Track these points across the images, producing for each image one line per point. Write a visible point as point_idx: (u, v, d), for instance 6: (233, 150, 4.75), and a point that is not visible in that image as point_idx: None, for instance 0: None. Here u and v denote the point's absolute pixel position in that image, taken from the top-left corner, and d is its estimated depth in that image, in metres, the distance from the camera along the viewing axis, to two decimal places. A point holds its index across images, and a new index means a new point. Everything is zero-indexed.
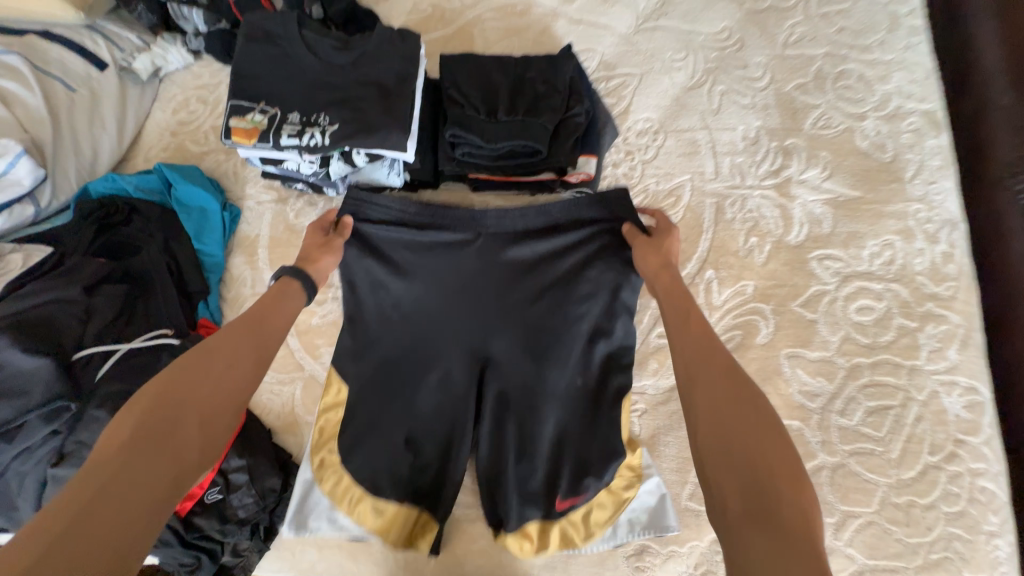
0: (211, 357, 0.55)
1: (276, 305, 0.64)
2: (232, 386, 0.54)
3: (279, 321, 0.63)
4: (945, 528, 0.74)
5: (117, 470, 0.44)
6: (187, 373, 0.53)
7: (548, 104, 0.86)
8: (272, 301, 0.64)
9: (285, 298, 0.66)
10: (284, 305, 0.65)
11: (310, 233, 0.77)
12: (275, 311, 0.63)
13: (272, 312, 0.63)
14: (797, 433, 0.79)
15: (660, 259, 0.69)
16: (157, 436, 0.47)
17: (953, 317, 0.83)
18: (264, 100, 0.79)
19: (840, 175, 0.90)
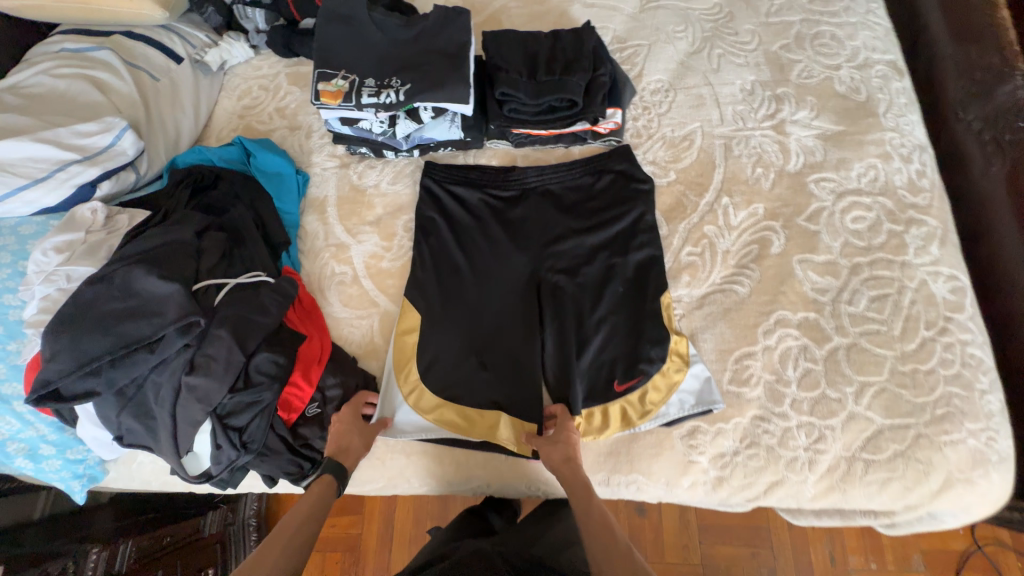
0: (271, 550, 0.73)
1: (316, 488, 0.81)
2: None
3: (317, 501, 0.79)
4: (946, 388, 0.88)
5: None
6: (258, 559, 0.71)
7: (579, 66, 1.02)
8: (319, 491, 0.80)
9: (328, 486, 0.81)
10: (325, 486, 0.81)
11: (348, 416, 0.88)
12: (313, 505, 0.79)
13: (316, 492, 0.80)
14: (814, 322, 0.93)
15: (564, 454, 0.84)
16: None
17: (932, 221, 0.98)
18: (344, 68, 0.93)
19: (825, 114, 1.07)
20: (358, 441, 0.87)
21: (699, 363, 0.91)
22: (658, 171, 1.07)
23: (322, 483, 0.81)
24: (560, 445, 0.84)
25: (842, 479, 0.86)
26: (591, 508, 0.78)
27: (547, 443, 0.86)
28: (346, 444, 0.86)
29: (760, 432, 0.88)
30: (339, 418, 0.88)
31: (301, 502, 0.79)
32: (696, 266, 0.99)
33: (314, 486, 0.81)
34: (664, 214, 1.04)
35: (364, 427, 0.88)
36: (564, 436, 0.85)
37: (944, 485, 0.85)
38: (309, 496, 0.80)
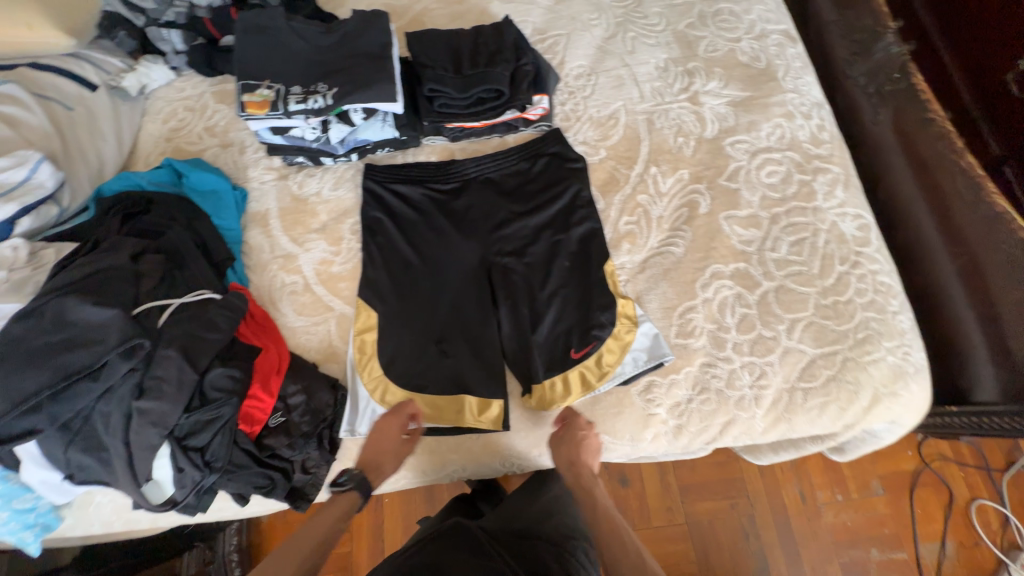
0: (304, 542, 0.82)
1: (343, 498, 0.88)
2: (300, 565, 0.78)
3: (345, 507, 0.88)
4: (863, 314, 0.97)
5: None
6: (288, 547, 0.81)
7: (502, 58, 1.07)
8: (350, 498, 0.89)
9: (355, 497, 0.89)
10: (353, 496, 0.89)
11: (389, 434, 0.90)
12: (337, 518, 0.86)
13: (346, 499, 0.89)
14: (744, 271, 1.01)
15: (568, 456, 0.91)
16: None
17: (835, 168, 1.09)
18: (268, 78, 0.93)
19: (733, 83, 1.17)
20: (392, 459, 0.90)
21: (647, 321, 0.97)
22: (589, 150, 1.13)
23: (348, 497, 0.88)
24: (573, 454, 0.90)
25: (786, 410, 0.94)
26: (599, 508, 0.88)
27: (555, 443, 0.93)
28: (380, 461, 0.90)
29: (709, 377, 0.95)
30: (377, 433, 0.89)
31: (331, 505, 0.88)
32: (634, 234, 1.05)
33: (340, 500, 0.88)
34: (599, 189, 1.10)
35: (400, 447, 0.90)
36: (572, 440, 0.90)
37: (873, 401, 0.94)
38: (340, 500, 0.89)
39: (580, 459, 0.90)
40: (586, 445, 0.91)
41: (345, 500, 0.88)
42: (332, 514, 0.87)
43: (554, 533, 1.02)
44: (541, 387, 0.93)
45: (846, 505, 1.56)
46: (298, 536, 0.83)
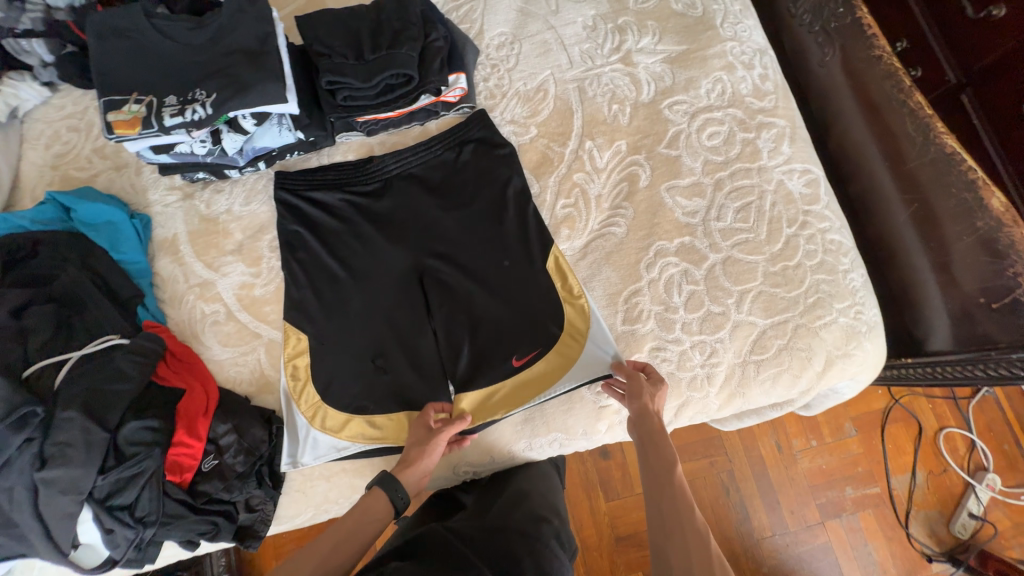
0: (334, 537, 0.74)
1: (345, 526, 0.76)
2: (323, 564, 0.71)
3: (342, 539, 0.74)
4: (813, 278, 0.93)
5: None
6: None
7: (407, 35, 0.95)
8: (356, 519, 0.76)
9: (371, 516, 0.77)
10: (364, 513, 0.77)
11: (416, 424, 0.85)
12: (366, 516, 0.77)
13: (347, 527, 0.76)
14: (690, 245, 0.95)
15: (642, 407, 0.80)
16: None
17: (780, 121, 1.02)
18: (136, 91, 0.82)
19: (668, 36, 1.07)
20: (417, 453, 0.81)
21: (601, 328, 0.89)
22: (518, 130, 1.04)
23: (378, 501, 0.78)
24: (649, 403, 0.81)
25: (739, 384, 0.91)
26: (667, 460, 0.76)
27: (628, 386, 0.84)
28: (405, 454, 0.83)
29: (659, 362, 0.91)
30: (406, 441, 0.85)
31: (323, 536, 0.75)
32: (573, 218, 0.98)
33: (373, 500, 0.79)
34: (532, 172, 1.02)
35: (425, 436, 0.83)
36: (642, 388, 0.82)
37: (826, 365, 0.92)
38: (339, 529, 0.75)
39: (650, 410, 0.80)
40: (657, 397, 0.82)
41: (375, 498, 0.79)
42: (361, 511, 0.77)
43: (525, 520, 0.81)
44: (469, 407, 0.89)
45: (821, 449, 1.58)
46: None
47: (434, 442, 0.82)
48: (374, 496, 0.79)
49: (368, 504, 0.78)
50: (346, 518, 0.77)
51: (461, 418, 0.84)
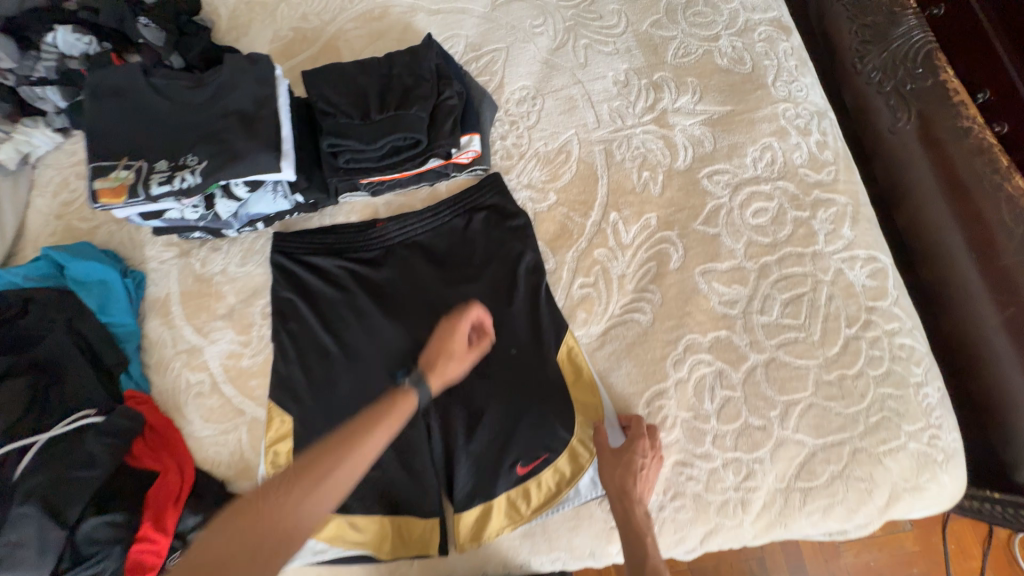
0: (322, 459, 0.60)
1: (341, 465, 0.60)
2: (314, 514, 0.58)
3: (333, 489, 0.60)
4: (877, 390, 0.78)
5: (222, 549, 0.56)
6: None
7: (418, 94, 0.87)
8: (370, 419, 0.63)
9: (384, 423, 0.64)
10: (366, 454, 0.62)
11: (451, 330, 0.73)
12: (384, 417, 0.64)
13: (341, 464, 0.60)
14: (726, 341, 0.82)
15: (620, 486, 0.74)
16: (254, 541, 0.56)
17: (840, 198, 0.87)
18: (126, 155, 0.77)
19: (709, 95, 0.95)
20: (454, 361, 0.72)
21: (605, 414, 0.79)
22: (535, 196, 0.94)
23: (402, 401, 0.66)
24: (624, 483, 0.74)
25: (782, 514, 0.77)
26: (643, 552, 0.70)
27: (605, 464, 0.76)
28: (437, 361, 0.71)
29: (684, 481, 0.78)
30: (432, 335, 0.74)
31: (311, 457, 0.61)
32: (590, 300, 0.87)
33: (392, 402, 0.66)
34: (548, 244, 0.91)
35: (456, 324, 0.73)
36: (622, 463, 0.74)
37: (891, 500, 0.76)
38: (320, 475, 0.59)
39: (632, 491, 0.74)
40: (642, 471, 0.75)
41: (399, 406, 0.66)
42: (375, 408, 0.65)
43: None
44: (472, 522, 0.79)
45: (870, 544, 1.36)
46: (209, 553, 0.56)
47: (472, 352, 0.74)
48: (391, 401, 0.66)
49: (376, 432, 0.63)
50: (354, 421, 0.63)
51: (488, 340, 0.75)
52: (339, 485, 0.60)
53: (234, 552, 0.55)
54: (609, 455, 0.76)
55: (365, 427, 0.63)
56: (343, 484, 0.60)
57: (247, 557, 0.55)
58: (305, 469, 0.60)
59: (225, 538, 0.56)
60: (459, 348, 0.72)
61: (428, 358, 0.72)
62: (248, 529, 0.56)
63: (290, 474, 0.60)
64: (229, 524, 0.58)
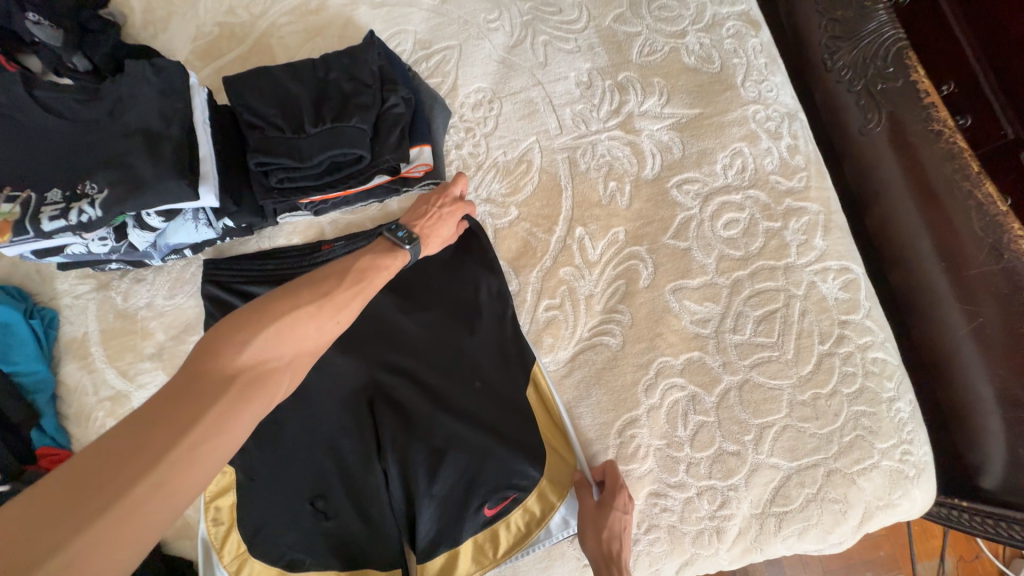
0: (310, 294, 0.56)
1: (341, 314, 0.57)
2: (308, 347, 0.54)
3: (322, 335, 0.55)
4: (850, 409, 0.76)
5: (191, 382, 0.47)
6: (153, 453, 0.42)
7: (357, 102, 0.78)
8: (360, 269, 0.62)
9: (376, 276, 0.63)
10: (352, 308, 0.59)
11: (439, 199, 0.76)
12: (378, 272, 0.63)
13: (341, 312, 0.57)
14: (699, 362, 0.78)
15: (602, 548, 0.69)
16: (239, 373, 0.49)
17: (812, 206, 0.84)
18: (9, 184, 0.66)
19: (677, 97, 0.89)
20: (439, 236, 0.74)
21: (584, 469, 0.74)
22: (495, 211, 0.87)
23: (399, 252, 0.67)
24: (608, 545, 0.69)
25: (757, 540, 0.74)
26: None
27: (585, 523, 0.71)
28: (428, 219, 0.73)
29: (658, 512, 0.75)
30: (422, 199, 0.76)
31: (297, 304, 0.55)
32: (557, 323, 0.82)
33: (377, 245, 0.67)
34: (510, 264, 0.85)
35: (459, 208, 0.77)
36: (606, 527, 0.69)
37: (863, 519, 0.75)
38: (300, 308, 0.54)
39: (615, 552, 0.69)
40: (624, 529, 0.71)
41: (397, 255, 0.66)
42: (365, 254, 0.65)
43: None
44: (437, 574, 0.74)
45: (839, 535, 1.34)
46: (178, 413, 0.45)
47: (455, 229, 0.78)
48: (377, 252, 0.66)
49: (372, 285, 0.62)
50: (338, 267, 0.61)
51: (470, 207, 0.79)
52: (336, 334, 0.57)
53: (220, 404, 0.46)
54: (589, 510, 0.71)
55: (361, 279, 0.61)
56: (340, 330, 0.57)
57: (244, 406, 0.48)
58: (298, 317, 0.53)
59: (204, 394, 0.46)
60: (449, 230, 0.76)
61: (417, 214, 0.74)
62: (239, 378, 0.48)
63: (278, 321, 0.52)
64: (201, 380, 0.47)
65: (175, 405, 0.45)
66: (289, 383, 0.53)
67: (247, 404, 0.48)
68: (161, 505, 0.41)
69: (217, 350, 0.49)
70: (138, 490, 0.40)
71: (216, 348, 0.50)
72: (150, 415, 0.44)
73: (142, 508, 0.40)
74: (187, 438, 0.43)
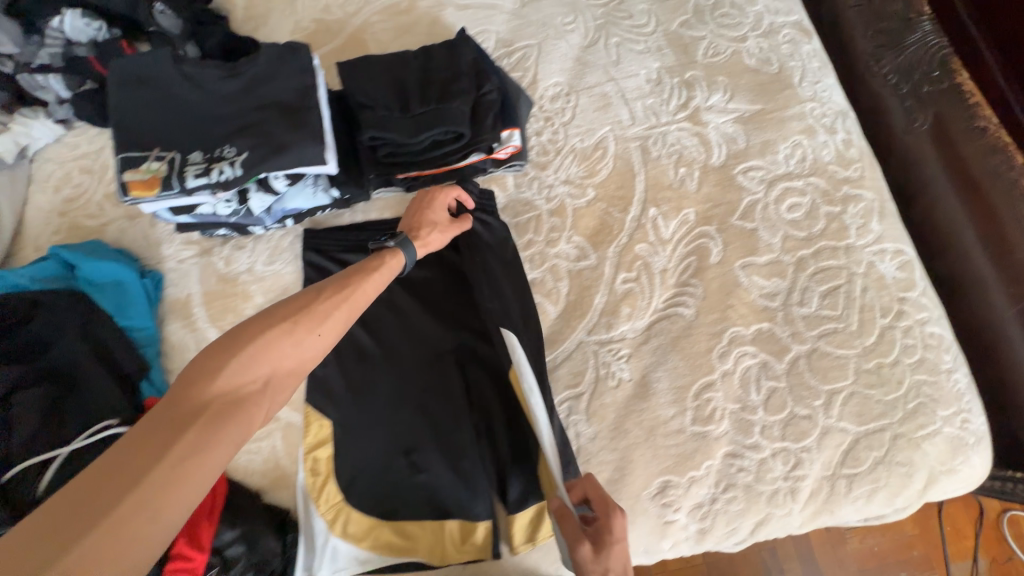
0: (285, 319, 0.63)
1: (318, 330, 0.64)
2: (288, 366, 0.61)
3: (297, 355, 0.62)
4: (913, 377, 0.81)
5: (175, 409, 0.53)
6: (139, 472, 0.47)
7: (457, 88, 0.86)
8: (334, 289, 0.68)
9: (357, 295, 0.69)
10: (330, 326, 0.65)
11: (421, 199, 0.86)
12: (357, 289, 0.70)
13: (317, 327, 0.64)
14: (768, 333, 0.84)
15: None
16: (217, 398, 0.55)
17: (867, 194, 0.91)
18: (158, 146, 0.73)
19: (740, 94, 0.97)
20: (435, 224, 0.84)
21: (564, 496, 0.65)
22: (574, 191, 0.94)
23: (389, 257, 0.76)
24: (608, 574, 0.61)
25: (828, 501, 0.78)
26: None
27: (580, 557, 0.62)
28: (419, 219, 0.83)
29: (736, 472, 0.79)
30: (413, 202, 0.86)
31: (275, 327, 0.62)
32: (634, 295, 0.87)
33: (366, 261, 0.75)
34: (588, 240, 0.91)
35: (439, 194, 0.85)
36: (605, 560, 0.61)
37: (927, 484, 0.79)
38: (277, 333, 0.61)
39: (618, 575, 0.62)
40: (625, 557, 0.63)
41: (379, 268, 0.73)
42: (347, 272, 0.72)
43: None
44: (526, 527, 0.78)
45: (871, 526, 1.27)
46: (163, 435, 0.50)
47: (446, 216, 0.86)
48: (356, 271, 0.72)
49: (349, 302, 0.68)
50: (314, 290, 0.67)
51: (451, 188, 0.87)
52: (315, 348, 0.63)
53: (203, 422, 0.53)
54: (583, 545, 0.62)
55: (336, 299, 0.67)
56: (317, 348, 0.64)
57: (224, 425, 0.54)
58: (273, 339, 0.60)
59: (187, 416, 0.52)
60: (439, 217, 0.84)
61: (414, 216, 0.84)
62: (219, 401, 0.54)
63: (256, 343, 0.60)
64: (183, 403, 0.53)
65: (157, 430, 0.51)
66: (270, 400, 0.59)
67: (228, 423, 0.54)
68: (152, 517, 0.46)
69: (197, 378, 0.55)
70: (128, 502, 0.45)
71: (198, 374, 0.56)
72: (137, 442, 0.50)
73: (131, 522, 0.45)
74: (174, 453, 0.49)
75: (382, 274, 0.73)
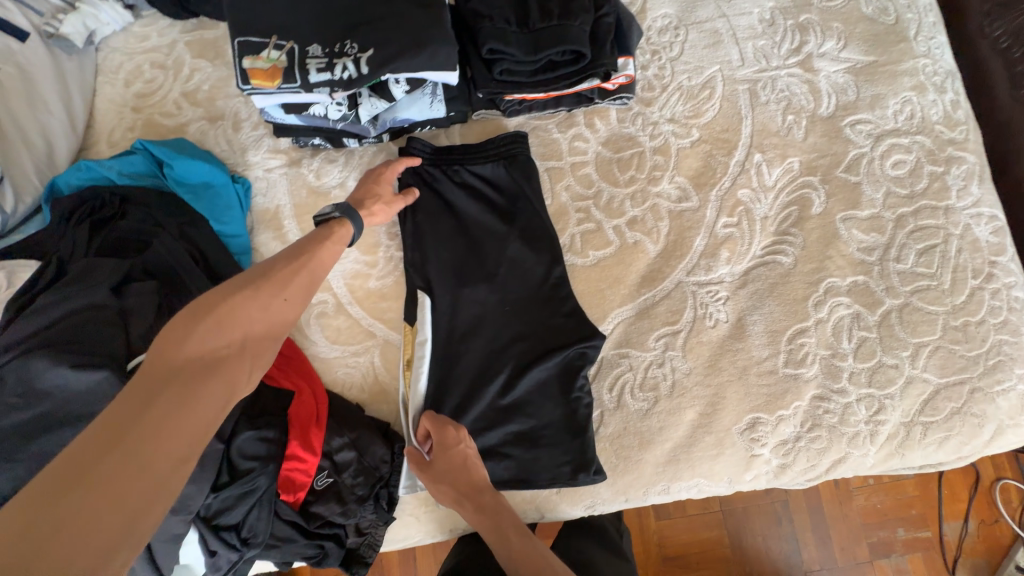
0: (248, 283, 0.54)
1: (285, 292, 0.56)
2: (263, 331, 0.54)
3: (269, 319, 0.54)
4: (996, 337, 0.84)
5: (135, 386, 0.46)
6: (108, 448, 0.42)
7: (580, 4, 0.81)
8: (298, 252, 0.60)
9: (324, 257, 0.61)
10: (300, 290, 0.57)
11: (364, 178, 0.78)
12: (323, 249, 0.62)
13: (282, 290, 0.55)
14: (863, 286, 0.85)
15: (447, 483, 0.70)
16: (180, 369, 0.48)
17: (970, 157, 0.90)
18: (275, 33, 0.68)
19: (854, 43, 0.94)
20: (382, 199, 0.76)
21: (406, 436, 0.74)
22: (678, 130, 0.91)
23: (341, 227, 0.66)
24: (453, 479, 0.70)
25: (902, 445, 0.83)
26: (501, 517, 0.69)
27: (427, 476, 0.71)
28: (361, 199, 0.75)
29: (822, 414, 0.82)
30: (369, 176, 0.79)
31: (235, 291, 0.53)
32: (734, 240, 0.87)
33: (324, 229, 0.65)
34: (690, 181, 0.90)
35: (382, 169, 0.78)
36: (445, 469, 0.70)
37: (995, 435, 0.83)
38: (242, 296, 0.53)
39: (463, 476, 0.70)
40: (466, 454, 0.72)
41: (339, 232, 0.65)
42: (311, 237, 0.63)
43: None
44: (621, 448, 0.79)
45: (875, 482, 1.20)
46: (127, 412, 0.44)
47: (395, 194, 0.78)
48: (323, 234, 0.64)
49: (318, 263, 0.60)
50: (281, 254, 0.59)
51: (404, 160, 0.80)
52: (286, 311, 0.55)
53: (172, 394, 0.46)
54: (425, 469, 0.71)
55: (303, 261, 0.59)
56: (292, 310, 0.56)
57: (196, 396, 0.47)
58: (236, 303, 0.52)
59: (153, 390, 0.46)
60: (386, 190, 0.77)
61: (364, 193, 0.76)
62: (188, 369, 0.48)
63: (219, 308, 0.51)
64: (146, 374, 0.47)
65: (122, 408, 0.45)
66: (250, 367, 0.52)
67: (199, 394, 0.47)
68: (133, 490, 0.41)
69: (156, 354, 0.48)
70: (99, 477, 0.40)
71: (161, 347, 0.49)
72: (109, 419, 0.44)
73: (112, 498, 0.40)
74: (143, 427, 0.43)
75: (337, 239, 0.65)
